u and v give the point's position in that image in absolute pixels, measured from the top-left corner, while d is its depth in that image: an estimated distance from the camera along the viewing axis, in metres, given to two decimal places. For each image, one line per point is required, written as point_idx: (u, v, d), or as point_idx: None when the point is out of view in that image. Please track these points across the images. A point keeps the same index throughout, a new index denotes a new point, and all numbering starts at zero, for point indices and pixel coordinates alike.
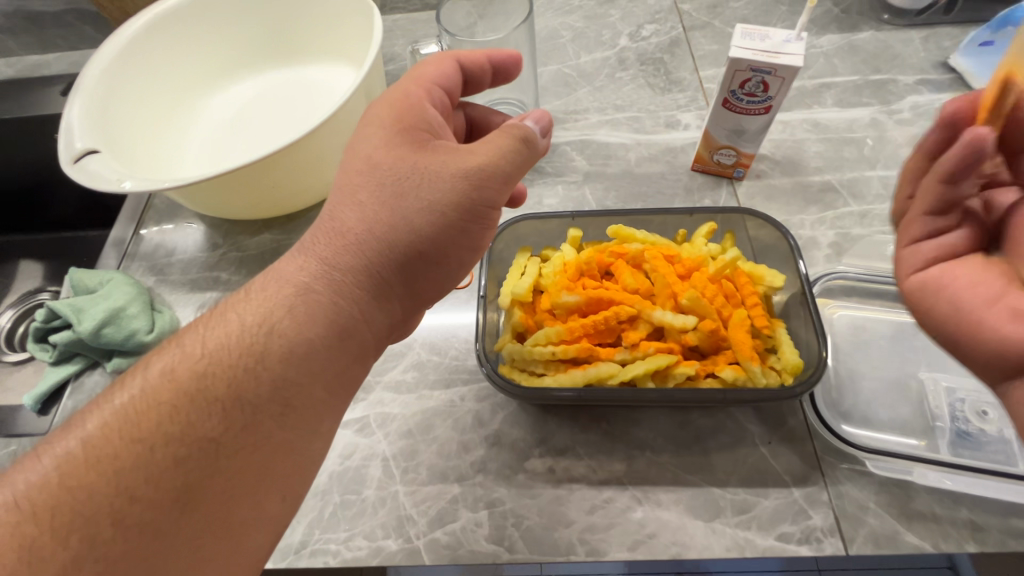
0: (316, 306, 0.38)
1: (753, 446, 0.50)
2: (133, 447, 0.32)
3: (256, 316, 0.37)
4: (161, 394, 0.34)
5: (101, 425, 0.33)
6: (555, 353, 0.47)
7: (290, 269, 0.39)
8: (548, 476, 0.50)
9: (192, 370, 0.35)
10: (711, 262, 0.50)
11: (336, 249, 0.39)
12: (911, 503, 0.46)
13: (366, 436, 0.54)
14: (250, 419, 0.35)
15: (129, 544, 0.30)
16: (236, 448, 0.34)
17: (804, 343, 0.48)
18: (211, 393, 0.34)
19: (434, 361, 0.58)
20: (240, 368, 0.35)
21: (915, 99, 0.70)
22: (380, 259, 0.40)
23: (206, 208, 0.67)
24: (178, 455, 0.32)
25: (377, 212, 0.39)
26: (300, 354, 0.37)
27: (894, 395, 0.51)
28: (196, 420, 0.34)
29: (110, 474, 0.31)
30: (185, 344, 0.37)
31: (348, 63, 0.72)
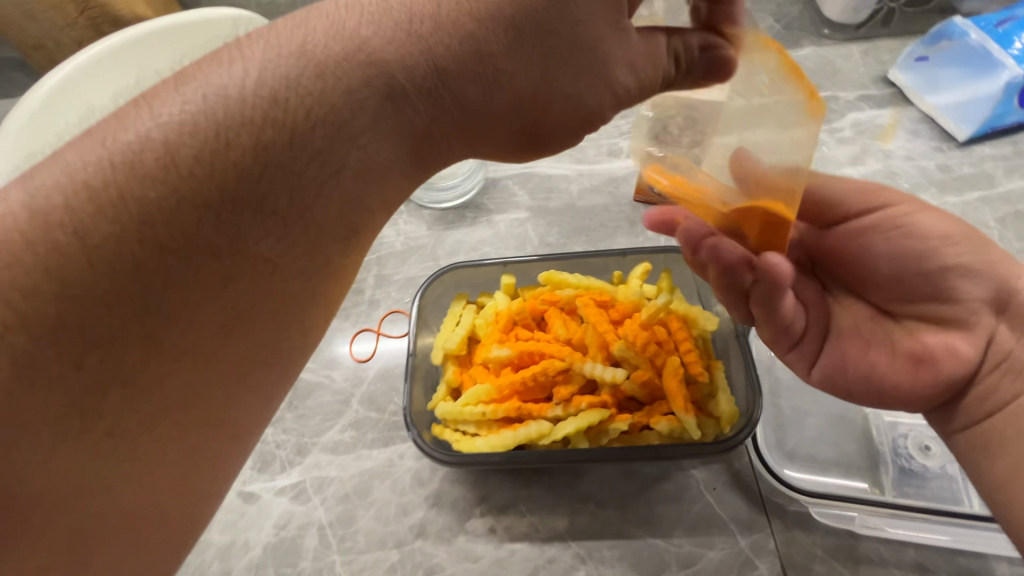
0: (409, 118, 0.29)
1: (698, 493, 0.49)
2: (153, 250, 0.25)
3: (334, 105, 0.27)
4: (190, 182, 0.25)
5: (101, 205, 0.24)
6: (485, 413, 0.45)
7: (371, 43, 0.28)
8: (489, 537, 0.48)
9: (235, 154, 0.26)
10: (644, 307, 0.49)
11: (434, 45, 0.29)
12: (858, 547, 0.45)
13: (302, 503, 0.52)
14: (312, 244, 0.28)
15: (169, 370, 0.26)
16: (288, 274, 0.28)
17: (738, 387, 0.47)
18: (258, 201, 0.27)
19: (373, 418, 0.56)
20: (305, 180, 0.27)
21: (856, 117, 0.69)
22: (484, 106, 0.31)
23: None
24: (224, 272, 0.26)
25: (514, 35, 0.30)
26: (370, 174, 0.29)
27: (839, 430, 0.50)
28: (244, 232, 0.26)
29: (134, 285, 0.25)
30: (216, 92, 0.26)
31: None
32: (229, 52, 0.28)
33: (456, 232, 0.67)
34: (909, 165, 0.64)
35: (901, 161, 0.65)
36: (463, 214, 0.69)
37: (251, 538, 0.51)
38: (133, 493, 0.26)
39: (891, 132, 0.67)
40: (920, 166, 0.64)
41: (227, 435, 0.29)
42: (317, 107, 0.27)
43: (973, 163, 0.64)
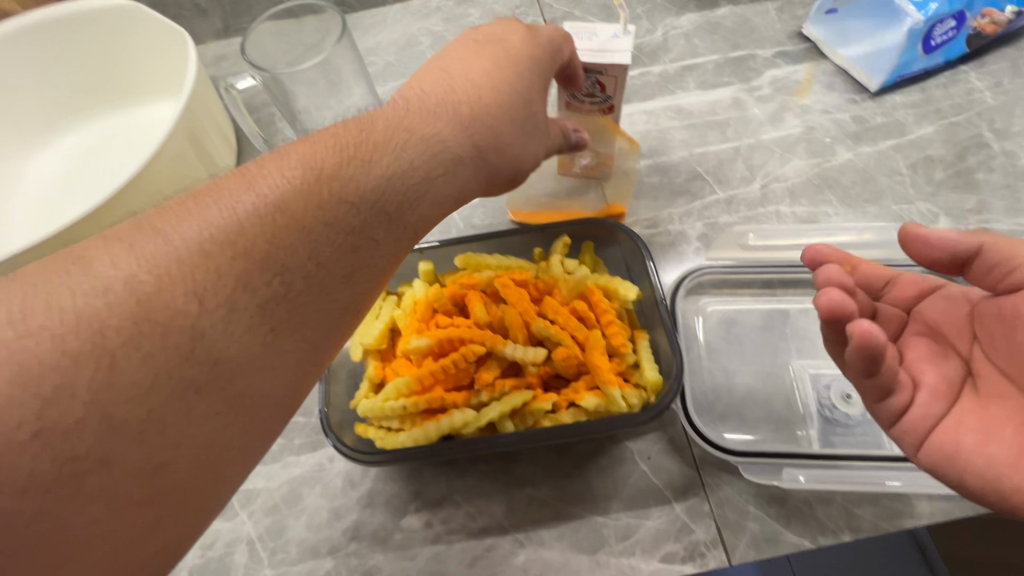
0: (466, 169, 0.35)
1: (633, 464, 0.48)
2: (315, 214, 0.30)
3: (430, 155, 0.33)
4: (344, 177, 0.31)
5: (287, 178, 0.30)
6: (405, 408, 0.43)
7: (439, 122, 0.34)
8: (425, 533, 0.47)
9: (374, 160, 0.32)
10: (564, 283, 0.47)
11: (467, 117, 0.35)
12: (788, 501, 0.46)
13: (228, 519, 0.49)
14: (402, 244, 0.33)
15: (308, 309, 0.29)
16: (392, 256, 0.33)
17: (661, 355, 0.46)
18: (383, 194, 0.32)
19: (300, 422, 0.53)
20: (412, 197, 0.33)
21: (773, 74, 0.69)
22: (500, 158, 0.36)
23: None
24: (354, 246, 0.31)
25: (513, 116, 0.37)
26: (444, 203, 0.34)
27: (767, 386, 0.51)
28: (371, 224, 0.31)
29: (300, 236, 0.29)
30: (359, 135, 0.33)
31: (168, 92, 0.67)
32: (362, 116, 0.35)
33: None
34: (825, 118, 0.65)
35: (818, 115, 0.65)
36: None
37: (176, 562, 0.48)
38: (268, 394, 0.28)
39: (807, 87, 0.67)
40: (836, 119, 0.65)
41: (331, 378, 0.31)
42: (416, 147, 0.33)
43: (885, 113, 0.64)
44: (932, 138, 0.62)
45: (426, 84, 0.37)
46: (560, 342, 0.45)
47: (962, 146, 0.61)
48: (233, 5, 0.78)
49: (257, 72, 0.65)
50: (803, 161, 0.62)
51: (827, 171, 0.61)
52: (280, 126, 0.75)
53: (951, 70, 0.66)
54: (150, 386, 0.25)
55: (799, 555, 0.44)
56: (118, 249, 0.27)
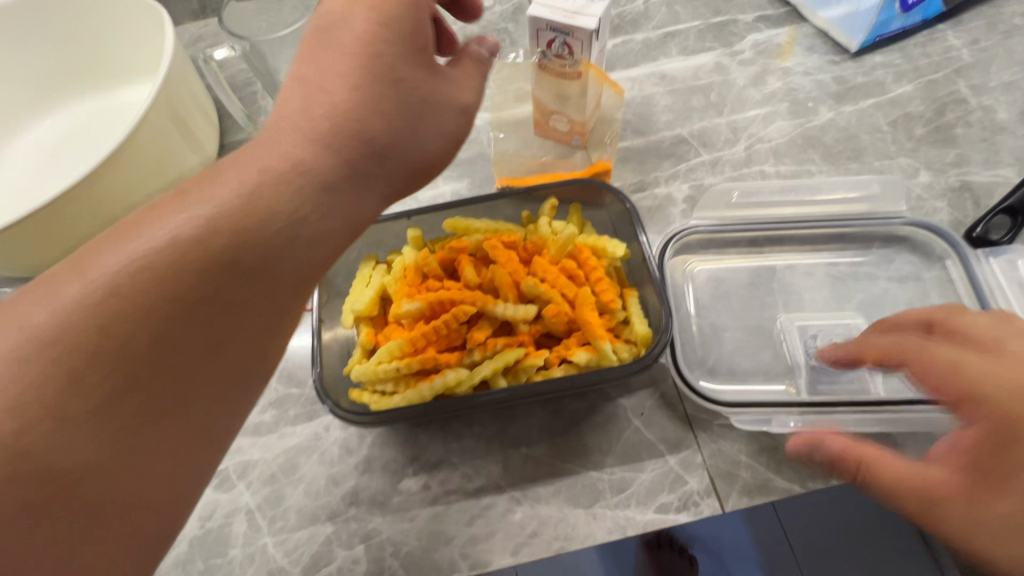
0: (345, 196, 0.32)
1: (626, 420, 0.49)
2: (150, 291, 0.28)
3: (287, 195, 0.30)
4: (187, 243, 0.28)
5: (117, 259, 0.28)
6: (398, 369, 0.44)
7: (296, 152, 0.31)
8: (423, 495, 0.48)
9: (225, 218, 0.29)
10: (552, 242, 0.48)
11: (337, 133, 0.31)
12: (778, 448, 0.47)
13: (227, 490, 0.49)
14: (272, 293, 0.31)
15: (160, 388, 0.28)
16: (260, 313, 0.31)
17: (651, 308, 0.46)
18: (238, 254, 0.29)
19: (295, 394, 0.53)
20: (274, 243, 0.30)
21: (755, 38, 0.69)
22: (382, 166, 0.33)
23: (15, 269, 0.60)
24: (206, 315, 0.29)
25: (387, 103, 0.32)
26: (321, 240, 0.32)
27: (756, 340, 0.51)
28: (225, 282, 0.29)
29: (140, 318, 0.27)
30: (204, 190, 0.30)
31: (147, 72, 0.67)
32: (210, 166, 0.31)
33: None
34: (806, 80, 0.65)
35: (800, 77, 0.66)
36: None
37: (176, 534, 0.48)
38: (126, 484, 0.27)
39: (788, 50, 0.68)
40: (817, 80, 0.65)
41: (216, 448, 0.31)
42: (271, 194, 0.30)
43: (865, 72, 0.65)
44: (911, 95, 0.63)
45: (292, 90, 0.33)
46: (548, 301, 0.45)
47: (941, 102, 0.62)
48: None
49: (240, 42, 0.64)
50: (785, 122, 0.63)
51: (809, 131, 0.62)
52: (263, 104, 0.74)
53: (928, 29, 0.67)
54: None
55: (785, 502, 0.44)
56: None
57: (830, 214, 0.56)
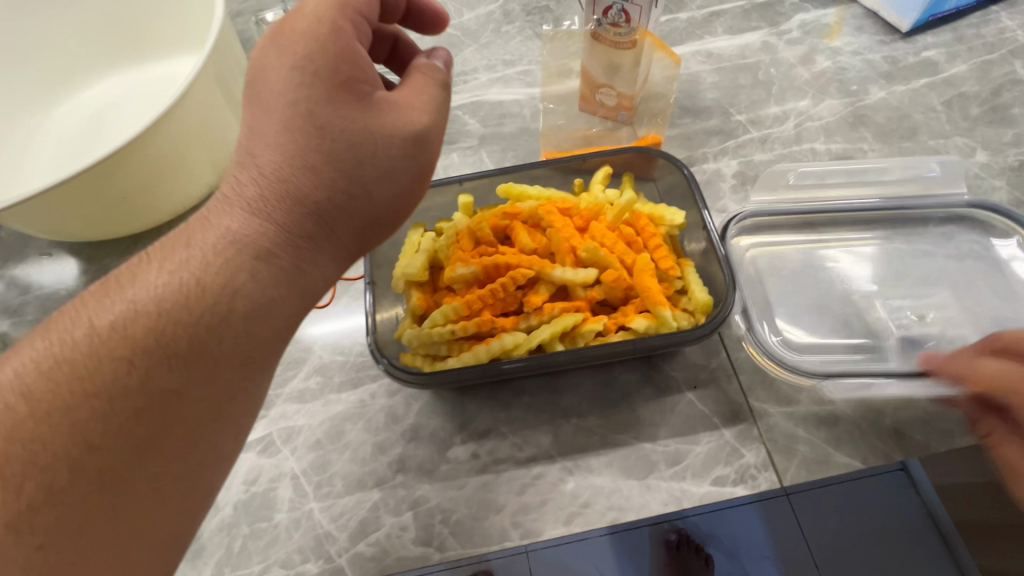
0: (280, 265, 0.34)
1: (680, 393, 0.48)
2: (71, 395, 0.30)
3: (212, 276, 0.32)
4: (112, 344, 0.31)
5: (38, 371, 0.31)
6: (454, 331, 0.43)
7: (231, 227, 0.33)
8: (472, 463, 0.47)
9: (146, 310, 0.32)
10: (609, 209, 0.47)
11: (271, 202, 0.33)
12: (838, 424, 0.46)
13: (271, 455, 0.49)
14: (207, 373, 0.32)
15: (89, 487, 0.30)
16: (194, 401, 0.32)
17: (710, 275, 0.46)
18: (164, 342, 0.31)
19: (339, 361, 0.53)
20: (200, 328, 0.32)
21: (802, 18, 0.68)
22: (322, 224, 0.34)
23: (56, 234, 0.59)
24: (132, 408, 0.31)
25: (320, 148, 0.33)
26: (258, 313, 0.33)
27: (811, 316, 0.50)
28: (151, 372, 0.31)
29: (63, 424, 0.30)
30: (128, 293, 0.32)
31: (197, 45, 0.66)
32: (143, 257, 0.34)
33: None
34: (856, 59, 0.64)
35: (849, 57, 0.65)
36: None
37: (221, 499, 0.47)
38: None
39: (837, 30, 0.67)
40: (867, 60, 0.64)
41: (165, 542, 0.32)
42: (202, 277, 0.32)
43: (917, 52, 0.64)
44: (965, 75, 0.62)
45: (233, 160, 0.35)
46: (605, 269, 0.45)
47: (996, 83, 0.61)
48: None
49: None
50: (836, 100, 0.62)
51: (861, 110, 0.61)
52: None
53: (980, 11, 0.66)
54: None
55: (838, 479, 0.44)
56: None
57: (885, 193, 0.55)
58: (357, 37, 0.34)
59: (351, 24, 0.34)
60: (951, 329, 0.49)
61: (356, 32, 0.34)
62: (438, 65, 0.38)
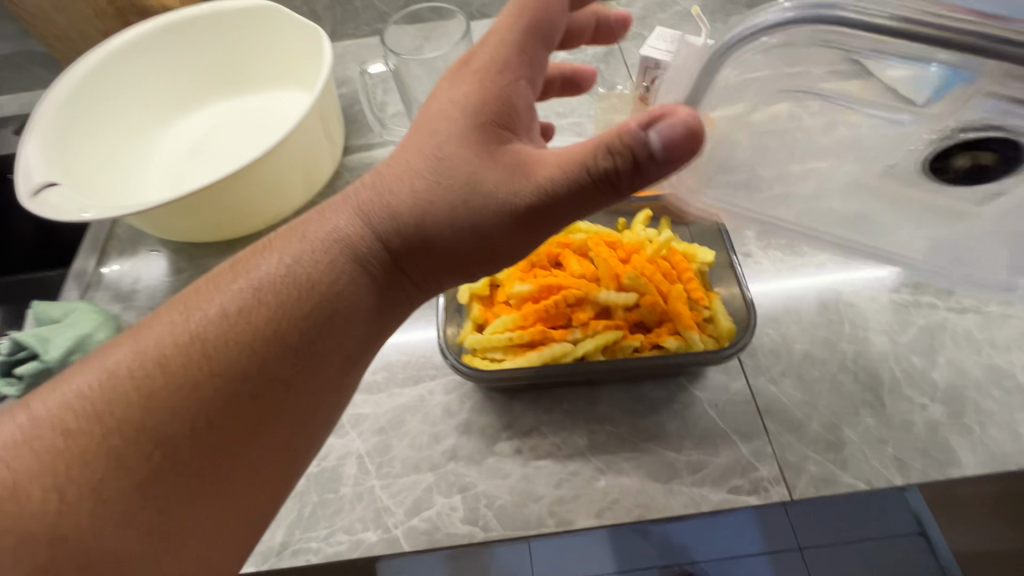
0: (372, 273, 0.41)
1: (702, 410, 0.54)
2: (196, 372, 0.35)
3: (325, 280, 0.39)
4: (236, 330, 0.36)
5: (164, 348, 0.35)
6: (512, 338, 0.51)
7: (347, 237, 0.40)
8: (516, 457, 0.53)
9: (266, 305, 0.37)
10: (648, 245, 0.55)
11: (382, 215, 0.40)
12: (845, 449, 0.51)
13: (340, 436, 0.56)
14: (310, 367, 0.38)
15: (202, 459, 0.34)
16: (297, 390, 0.38)
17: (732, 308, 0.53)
18: (281, 334, 0.37)
19: (402, 360, 0.61)
20: (310, 325, 0.38)
21: None
22: (418, 250, 0.41)
23: (168, 235, 0.69)
24: (248, 391, 0.36)
25: (440, 182, 0.39)
26: (355, 317, 0.40)
27: (824, 352, 0.57)
28: (267, 360, 0.37)
29: (188, 397, 0.34)
30: (250, 286, 0.38)
31: (301, 88, 0.77)
32: (262, 248, 0.40)
33: None
34: None
35: None
36: None
37: None
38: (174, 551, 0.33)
39: None
40: None
41: (253, 519, 0.36)
42: (315, 281, 0.39)
43: None
44: None
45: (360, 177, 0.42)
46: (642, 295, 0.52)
47: None
48: (343, 13, 0.88)
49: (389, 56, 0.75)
50: None
51: None
52: (386, 113, 0.82)
53: None
54: (50, 558, 0.30)
55: (842, 498, 0.49)
56: (26, 436, 0.32)
57: None
58: (519, 79, 0.43)
59: (515, 67, 0.43)
60: (951, 372, 0.54)
61: (524, 68, 0.43)
62: (655, 134, 0.36)
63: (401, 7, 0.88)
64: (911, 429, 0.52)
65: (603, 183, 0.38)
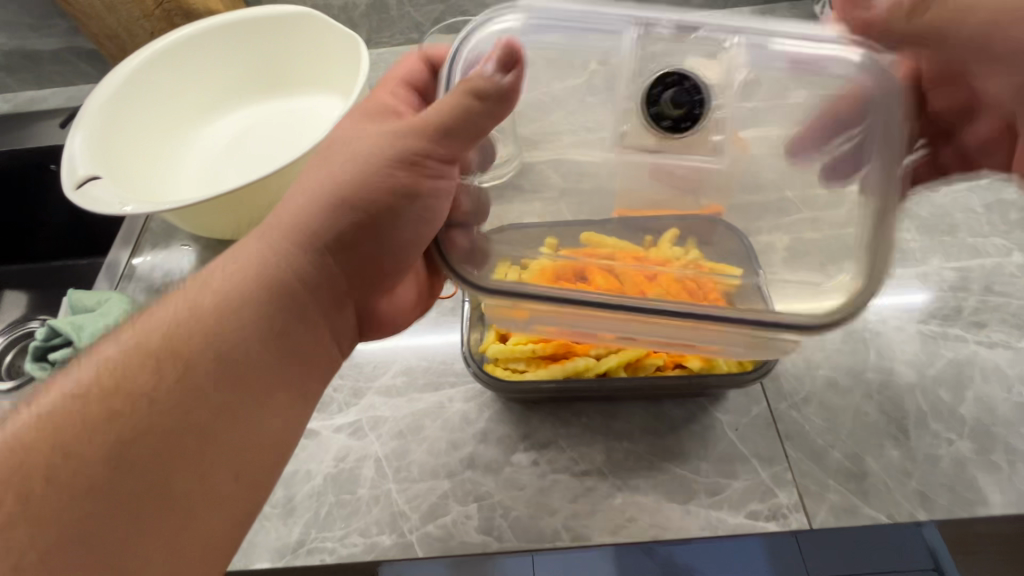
0: (280, 288, 0.40)
1: (722, 433, 0.54)
2: (84, 417, 0.34)
3: (223, 300, 0.39)
4: (127, 366, 0.36)
5: (52, 402, 0.35)
6: (534, 350, 0.51)
7: (252, 254, 0.40)
8: (533, 469, 0.53)
9: (161, 339, 0.37)
10: (676, 262, 0.52)
11: (281, 228, 0.41)
12: (867, 479, 0.50)
13: (359, 438, 0.57)
14: (212, 388, 0.37)
15: (92, 508, 0.33)
16: (197, 415, 0.36)
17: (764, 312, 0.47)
18: (176, 362, 0.36)
19: (423, 365, 0.61)
20: (208, 347, 0.37)
21: None
22: (330, 239, 0.41)
23: (200, 231, 0.70)
24: (140, 426, 0.35)
25: (327, 157, 0.43)
26: (263, 332, 0.39)
27: (848, 380, 0.56)
28: (160, 390, 0.36)
29: (76, 442, 0.33)
30: (146, 326, 0.38)
31: (337, 94, 0.79)
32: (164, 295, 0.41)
33: None
34: None
35: None
36: None
37: (313, 469, 0.55)
38: None
39: None
40: None
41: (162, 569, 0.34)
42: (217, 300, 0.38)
43: None
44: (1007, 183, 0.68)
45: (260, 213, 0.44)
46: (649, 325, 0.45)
47: None
48: (379, 22, 0.90)
49: None
50: None
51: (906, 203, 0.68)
52: None
53: None
54: None
55: (862, 530, 0.49)
56: None
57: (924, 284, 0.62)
58: (388, 88, 0.49)
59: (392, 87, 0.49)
60: (980, 408, 0.53)
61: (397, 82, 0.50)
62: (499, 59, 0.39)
63: (435, 18, 0.90)
64: (936, 464, 0.51)
65: (484, 103, 0.39)
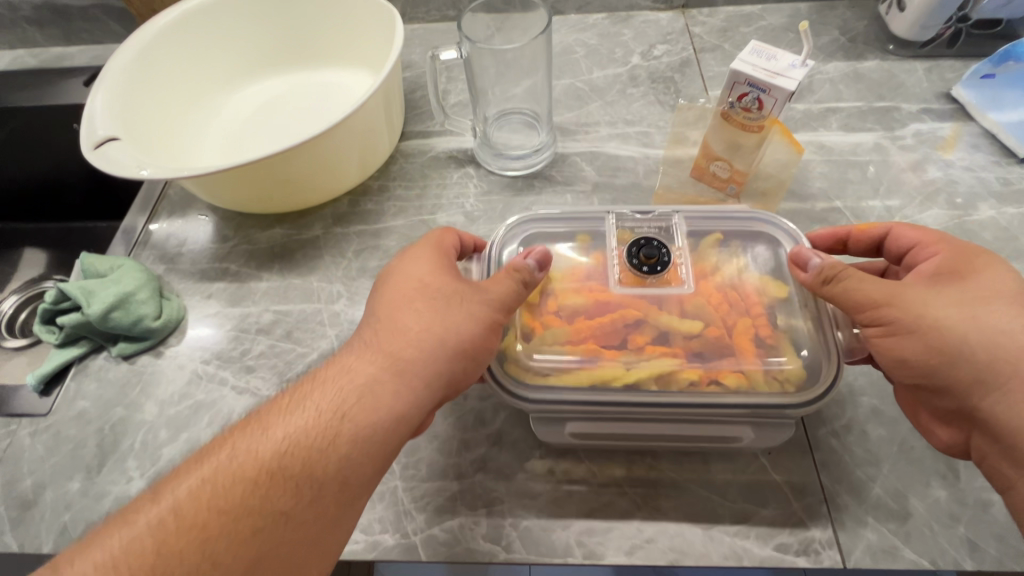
0: (379, 402, 0.41)
1: (753, 457, 0.50)
2: (202, 518, 0.37)
3: (333, 407, 0.41)
4: (245, 472, 0.39)
5: (182, 496, 0.38)
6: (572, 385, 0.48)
7: (357, 370, 0.43)
8: (548, 478, 0.50)
9: (275, 449, 0.40)
10: (716, 272, 0.50)
11: (392, 346, 0.43)
12: (909, 520, 0.46)
13: None
14: (314, 496, 0.39)
15: None
16: (305, 518, 0.38)
17: (824, 344, 0.46)
18: (284, 470, 0.39)
19: None
20: (315, 455, 0.40)
21: (918, 127, 0.71)
22: (426, 362, 0.43)
23: (217, 201, 0.68)
24: (254, 526, 0.37)
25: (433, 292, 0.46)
26: (364, 447, 0.40)
27: (894, 410, 0.52)
28: (273, 495, 0.38)
29: (198, 542, 0.36)
30: (260, 436, 0.41)
31: (366, 69, 0.76)
32: (275, 403, 0.43)
33: (526, 199, 0.70)
34: (968, 175, 0.66)
35: (960, 171, 0.67)
36: (531, 184, 0.71)
37: None
38: None
39: (951, 144, 0.69)
40: (979, 177, 0.66)
41: None
42: (341, 431, 0.40)
43: None
44: None
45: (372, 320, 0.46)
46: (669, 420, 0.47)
47: None
48: None
49: (463, 43, 0.69)
50: (941, 210, 0.64)
51: (968, 224, 0.62)
52: (447, 102, 0.81)
53: None
54: None
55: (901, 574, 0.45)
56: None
57: None
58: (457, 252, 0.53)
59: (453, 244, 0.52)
60: None
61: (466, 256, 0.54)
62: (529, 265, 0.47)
63: None
64: (987, 510, 0.47)
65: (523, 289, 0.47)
